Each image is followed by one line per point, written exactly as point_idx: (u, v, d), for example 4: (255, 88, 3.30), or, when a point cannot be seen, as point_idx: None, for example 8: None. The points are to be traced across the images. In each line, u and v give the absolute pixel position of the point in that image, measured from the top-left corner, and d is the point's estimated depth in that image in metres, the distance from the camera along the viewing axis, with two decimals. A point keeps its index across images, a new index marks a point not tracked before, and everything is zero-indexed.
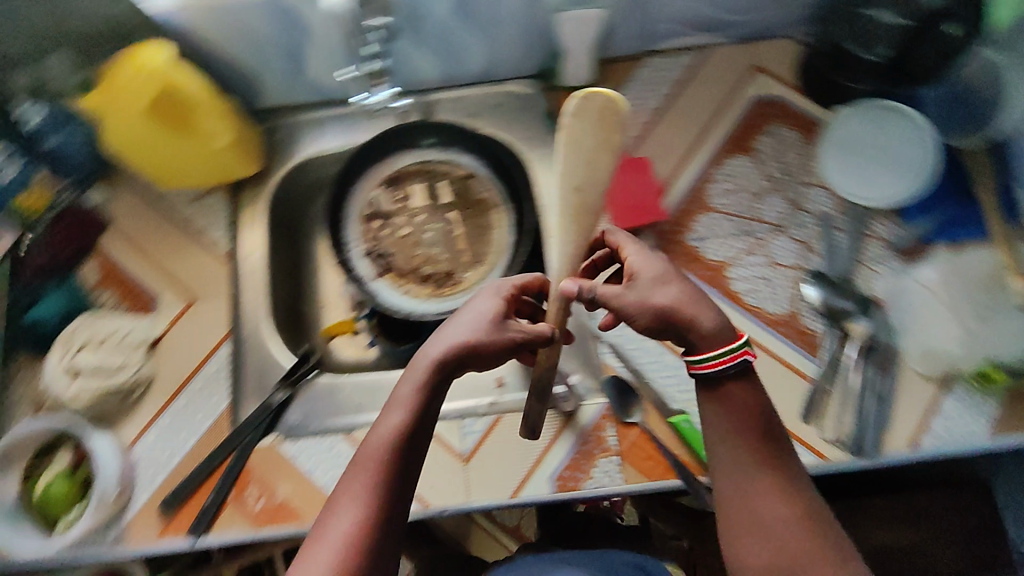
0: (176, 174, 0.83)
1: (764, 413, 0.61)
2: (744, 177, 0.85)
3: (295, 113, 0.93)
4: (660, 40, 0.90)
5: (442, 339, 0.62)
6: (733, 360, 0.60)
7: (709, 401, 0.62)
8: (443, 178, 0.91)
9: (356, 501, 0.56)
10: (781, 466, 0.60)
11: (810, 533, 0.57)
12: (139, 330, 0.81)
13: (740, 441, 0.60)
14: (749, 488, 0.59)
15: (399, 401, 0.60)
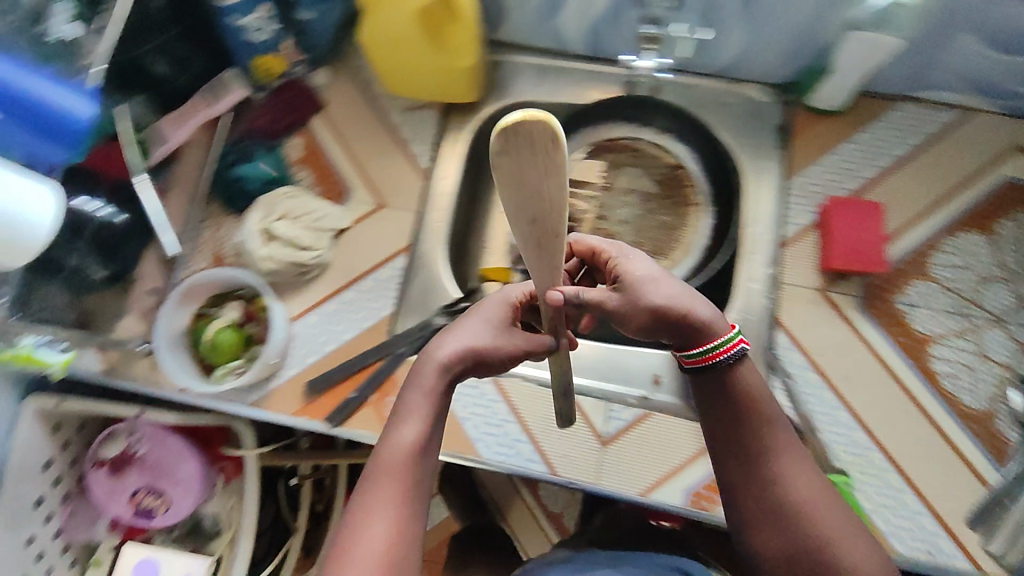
0: (412, 79, 0.82)
1: (760, 394, 0.62)
2: (974, 257, 0.78)
3: (526, 53, 0.90)
4: (924, 88, 0.83)
5: (451, 343, 0.59)
6: (726, 350, 0.61)
7: (703, 376, 0.63)
8: (651, 162, 0.87)
9: (383, 507, 0.54)
10: (795, 456, 0.61)
11: (831, 513, 0.58)
12: (330, 216, 0.82)
13: (733, 414, 0.62)
14: (767, 476, 0.61)
15: (421, 416, 0.57)
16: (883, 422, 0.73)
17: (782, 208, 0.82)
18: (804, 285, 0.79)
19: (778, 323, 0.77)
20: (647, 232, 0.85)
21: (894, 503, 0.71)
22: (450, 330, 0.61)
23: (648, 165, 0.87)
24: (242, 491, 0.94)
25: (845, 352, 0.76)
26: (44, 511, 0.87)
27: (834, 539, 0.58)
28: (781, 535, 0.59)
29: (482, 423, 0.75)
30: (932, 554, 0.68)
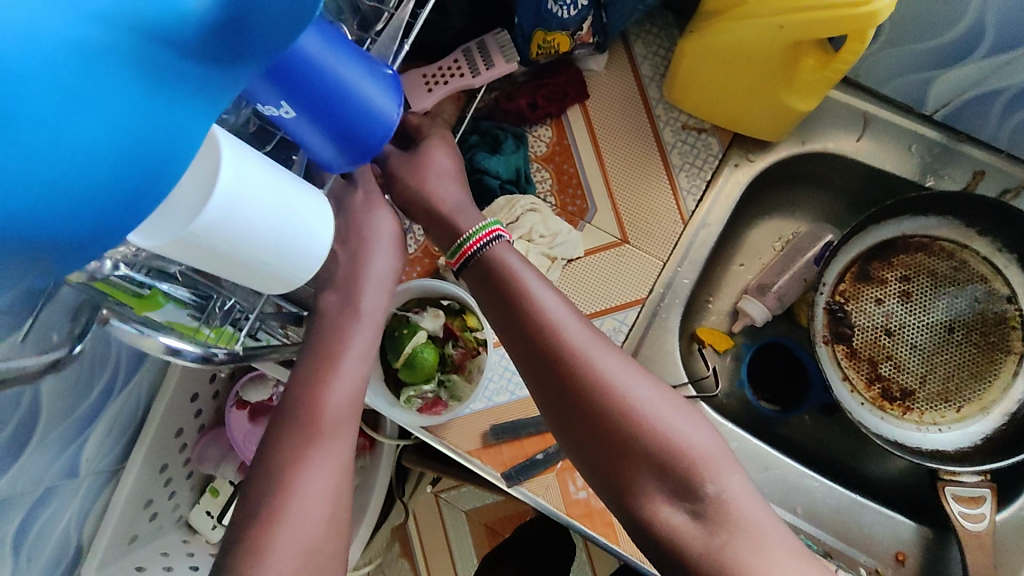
0: (720, 106, 0.66)
1: (519, 260, 0.55)
2: None
3: (854, 96, 0.70)
4: None
5: (374, 293, 0.58)
6: (479, 238, 0.56)
7: (491, 282, 0.54)
8: (974, 282, 0.67)
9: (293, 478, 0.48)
10: (523, 305, 0.52)
11: (666, 427, 0.47)
12: (568, 240, 0.68)
13: (527, 323, 0.51)
14: (541, 354, 0.50)
15: (348, 367, 0.54)
16: None
17: None
18: None
19: None
20: (941, 365, 0.67)
21: None
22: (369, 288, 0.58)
23: (967, 281, 0.67)
24: (369, 469, 0.89)
25: None
26: (182, 440, 0.86)
27: (675, 439, 0.47)
28: (590, 431, 0.48)
29: None
30: None
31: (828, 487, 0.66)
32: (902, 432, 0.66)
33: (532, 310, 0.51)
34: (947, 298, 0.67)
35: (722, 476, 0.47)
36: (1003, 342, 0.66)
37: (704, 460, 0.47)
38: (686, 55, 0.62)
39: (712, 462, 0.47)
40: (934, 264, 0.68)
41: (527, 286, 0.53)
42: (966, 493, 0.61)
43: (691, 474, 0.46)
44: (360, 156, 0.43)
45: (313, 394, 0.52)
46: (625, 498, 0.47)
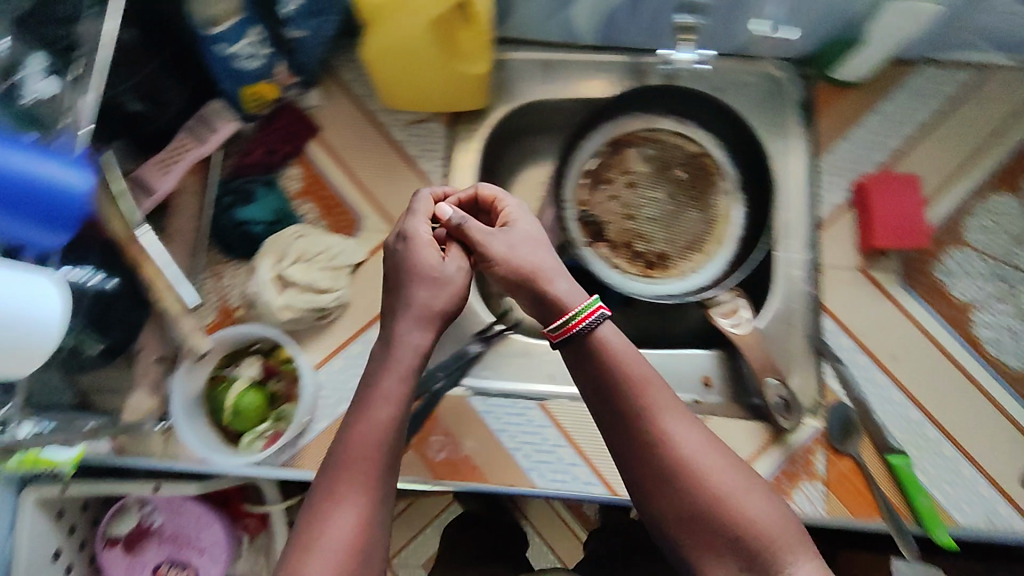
0: (417, 93, 0.77)
1: (621, 341, 0.52)
2: (1005, 217, 0.78)
3: (528, 52, 0.84)
4: (943, 49, 0.81)
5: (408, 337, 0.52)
6: (588, 315, 0.52)
7: (585, 361, 0.52)
8: (674, 152, 0.83)
9: (349, 511, 0.46)
10: (622, 394, 0.50)
11: (755, 516, 0.47)
12: (345, 250, 0.74)
13: (623, 402, 0.50)
14: (629, 425, 0.50)
15: (377, 410, 0.50)
16: (934, 398, 0.72)
17: (812, 188, 0.80)
18: (841, 266, 0.77)
19: (822, 308, 0.75)
20: (679, 226, 0.81)
21: (949, 475, 0.70)
22: (407, 285, 0.54)
23: (671, 156, 0.83)
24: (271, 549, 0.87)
25: (890, 332, 0.75)
26: None
27: (759, 524, 0.47)
28: (679, 512, 0.48)
29: (537, 453, 0.71)
30: (993, 521, 0.69)
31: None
32: (672, 287, 0.79)
33: (626, 399, 0.50)
34: (662, 175, 0.83)
35: (798, 560, 0.46)
36: (712, 191, 0.82)
37: (787, 548, 0.46)
38: (370, 57, 0.72)
39: (788, 546, 0.46)
40: (642, 154, 0.83)
41: (622, 374, 0.51)
42: (723, 309, 0.74)
43: (769, 560, 0.46)
44: (66, 225, 0.49)
45: (349, 446, 0.48)
46: (691, 566, 0.48)
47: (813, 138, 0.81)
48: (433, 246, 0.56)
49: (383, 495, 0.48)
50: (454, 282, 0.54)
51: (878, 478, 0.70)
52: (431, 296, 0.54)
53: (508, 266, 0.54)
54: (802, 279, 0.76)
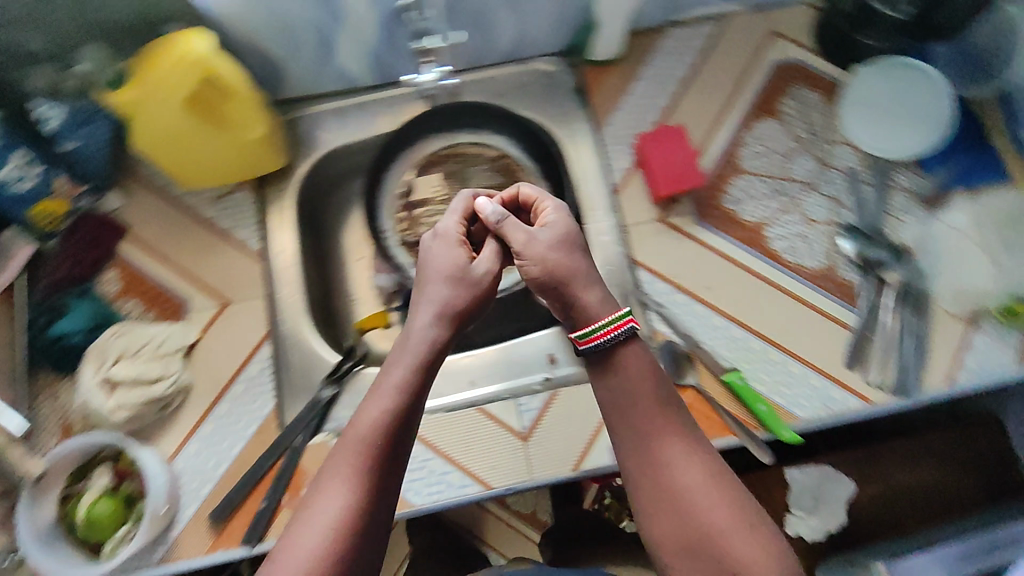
0: (201, 169, 0.78)
1: (647, 353, 0.61)
2: (773, 140, 0.87)
3: (315, 105, 0.87)
4: (682, 11, 0.90)
5: (422, 318, 0.59)
6: (620, 325, 0.59)
7: (605, 378, 0.60)
8: (477, 161, 0.90)
9: (350, 488, 0.53)
10: (661, 409, 0.59)
11: (745, 544, 0.54)
12: (174, 337, 0.76)
13: (643, 418, 0.59)
14: (638, 442, 0.58)
15: (382, 390, 0.57)
16: (752, 314, 0.79)
17: (603, 159, 0.86)
18: (645, 221, 0.83)
19: (636, 263, 0.82)
20: None
21: (784, 378, 0.77)
22: (430, 281, 0.61)
23: (476, 165, 0.89)
24: None
25: (701, 266, 0.81)
26: None
27: (746, 553, 0.54)
28: (675, 529, 0.56)
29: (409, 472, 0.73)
30: (829, 405, 0.76)
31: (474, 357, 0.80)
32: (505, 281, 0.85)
33: (660, 412, 0.59)
34: (472, 184, 0.89)
35: None
36: (520, 185, 0.89)
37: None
38: (146, 148, 0.74)
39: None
40: (449, 170, 0.89)
41: (659, 393, 0.60)
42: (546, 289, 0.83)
43: None
44: None
45: (358, 425, 0.55)
46: None
47: (593, 114, 0.88)
48: (460, 247, 0.62)
49: (383, 483, 0.55)
50: (480, 281, 0.60)
51: (722, 402, 0.76)
52: (445, 292, 0.59)
53: (540, 270, 0.60)
54: (611, 243, 0.83)
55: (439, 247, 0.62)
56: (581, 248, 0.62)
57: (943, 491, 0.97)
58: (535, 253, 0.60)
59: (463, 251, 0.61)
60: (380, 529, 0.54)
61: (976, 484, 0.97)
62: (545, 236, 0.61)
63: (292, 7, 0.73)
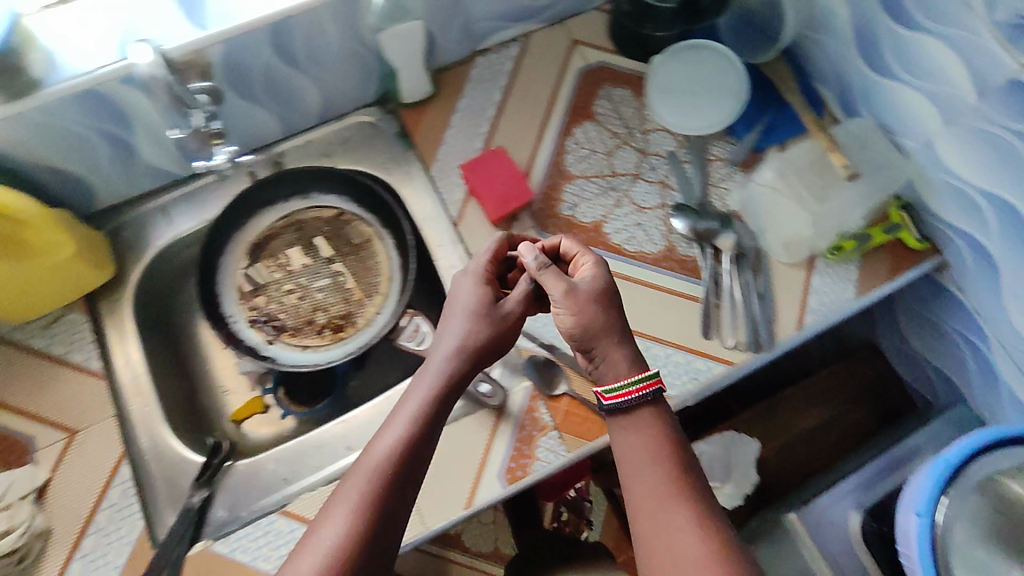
0: (17, 305, 0.75)
1: (668, 418, 0.65)
2: (593, 141, 0.90)
3: (136, 208, 0.85)
4: (484, 39, 0.92)
5: (440, 355, 0.68)
6: (648, 385, 0.64)
7: (634, 437, 0.64)
8: (315, 224, 0.88)
9: (353, 512, 0.58)
10: (670, 472, 0.61)
11: None
12: (20, 482, 0.71)
13: (655, 480, 0.61)
14: (652, 506, 0.60)
15: (398, 423, 0.64)
16: None
17: (437, 196, 0.87)
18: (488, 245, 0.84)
19: None
20: (347, 281, 0.85)
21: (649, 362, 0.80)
22: (451, 321, 0.70)
23: (313, 227, 0.88)
24: None
25: None
26: None
27: None
28: None
29: None
30: (696, 376, 0.80)
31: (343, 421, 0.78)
32: (363, 336, 0.82)
33: (667, 476, 0.61)
34: (313, 246, 0.87)
35: None
36: (362, 236, 0.87)
37: None
38: None
39: None
40: (286, 238, 0.87)
41: (669, 455, 0.62)
42: (406, 335, 0.80)
43: None
44: None
45: (372, 452, 0.62)
46: None
47: (419, 154, 0.89)
48: (484, 287, 0.72)
49: (392, 509, 0.60)
50: (505, 319, 0.70)
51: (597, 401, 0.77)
52: (463, 334, 0.68)
53: (574, 322, 0.66)
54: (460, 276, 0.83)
55: (464, 291, 0.71)
56: (616, 305, 0.68)
57: (839, 426, 1.02)
58: (573, 305, 0.66)
59: (484, 294, 0.70)
60: (381, 552, 0.59)
61: (866, 412, 1.02)
62: (583, 286, 0.68)
63: (71, 121, 0.71)
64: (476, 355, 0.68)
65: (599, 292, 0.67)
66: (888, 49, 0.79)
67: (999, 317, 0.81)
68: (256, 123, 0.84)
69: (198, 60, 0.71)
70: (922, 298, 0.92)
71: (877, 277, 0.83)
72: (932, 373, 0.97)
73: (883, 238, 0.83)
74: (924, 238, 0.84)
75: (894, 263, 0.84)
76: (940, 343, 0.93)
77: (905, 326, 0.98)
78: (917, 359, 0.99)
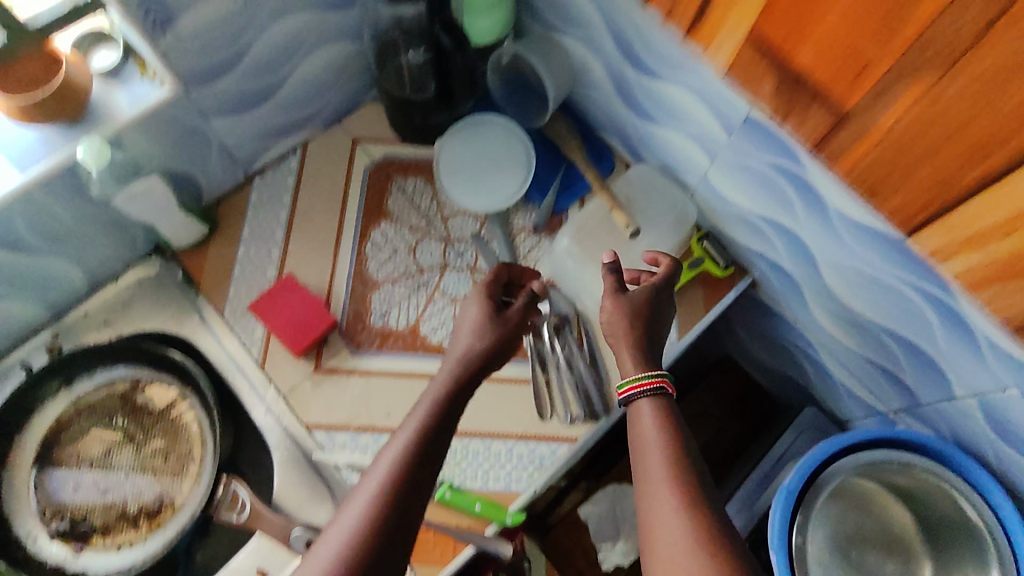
0: None
1: (674, 415, 0.61)
2: (394, 240, 0.87)
3: None
4: (256, 160, 0.87)
5: (453, 359, 0.67)
6: (653, 382, 0.62)
7: (646, 423, 0.60)
8: (108, 404, 0.80)
9: (352, 530, 0.52)
10: (673, 467, 0.56)
11: None
12: None
13: (663, 472, 0.56)
14: (655, 499, 0.55)
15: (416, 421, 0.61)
16: None
17: (237, 339, 0.81)
18: (301, 380, 0.79)
19: (310, 427, 0.78)
20: (155, 457, 0.79)
21: (492, 462, 0.77)
22: (461, 326, 0.70)
23: (103, 410, 0.80)
24: None
25: (375, 396, 0.79)
26: None
27: None
28: None
29: None
30: (542, 464, 0.77)
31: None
32: (183, 515, 0.76)
33: (670, 462, 0.56)
34: (108, 431, 0.79)
35: None
36: (160, 404, 0.81)
37: None
38: None
39: None
40: (75, 430, 0.79)
41: (671, 442, 0.58)
42: (225, 506, 0.76)
43: None
44: None
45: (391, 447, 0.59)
46: None
47: (210, 299, 0.83)
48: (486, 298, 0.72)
49: (410, 508, 0.55)
50: (508, 322, 0.69)
51: (446, 521, 0.74)
52: (471, 340, 0.68)
53: (614, 313, 0.67)
54: (277, 422, 0.79)
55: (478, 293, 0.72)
56: (654, 320, 0.69)
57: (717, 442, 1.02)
58: (617, 302, 0.68)
59: (486, 301, 0.71)
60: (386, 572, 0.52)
61: (740, 424, 1.03)
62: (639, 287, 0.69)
63: None
64: (483, 358, 0.67)
65: (648, 295, 0.69)
66: (643, 98, 0.79)
67: (812, 325, 0.84)
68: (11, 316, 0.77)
69: None
70: (752, 313, 0.95)
71: (693, 314, 0.85)
72: (783, 376, 0.99)
73: (689, 275, 0.85)
74: (729, 264, 0.86)
75: (706, 295, 0.86)
76: (776, 350, 0.96)
77: (745, 337, 1.01)
78: (765, 365, 1.02)
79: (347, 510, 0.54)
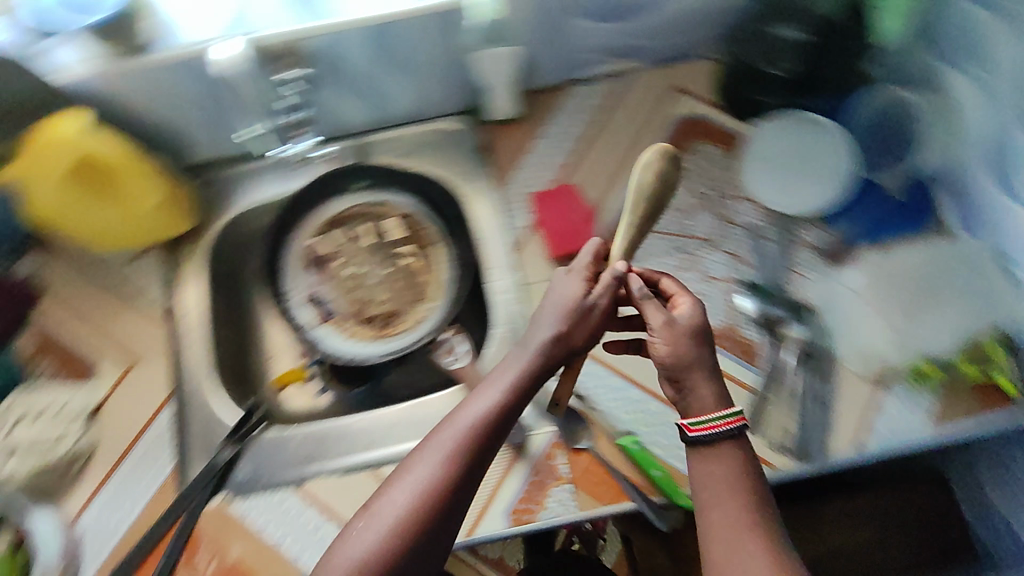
0: (112, 237, 0.84)
1: (748, 454, 0.61)
2: (674, 197, 0.86)
3: (225, 169, 0.93)
4: (582, 68, 0.91)
5: (536, 333, 0.66)
6: (735, 420, 0.60)
7: (707, 461, 0.60)
8: (380, 219, 0.92)
9: (420, 488, 0.58)
10: (746, 498, 0.58)
11: None
12: (78, 399, 0.81)
13: (732, 501, 0.58)
14: (727, 531, 0.57)
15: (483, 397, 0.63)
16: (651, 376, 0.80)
17: (504, 217, 0.88)
18: (543, 276, 0.84)
19: None
20: (400, 282, 0.90)
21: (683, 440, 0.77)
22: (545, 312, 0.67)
23: (378, 223, 0.92)
24: None
25: None
26: None
27: None
28: None
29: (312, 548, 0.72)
30: None
31: (375, 415, 0.83)
32: (405, 338, 0.87)
33: (747, 497, 0.58)
34: (376, 243, 0.91)
35: None
36: (423, 242, 0.91)
37: None
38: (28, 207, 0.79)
39: None
40: (350, 229, 0.91)
41: (750, 480, 0.59)
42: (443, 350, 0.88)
43: None
44: None
45: (454, 421, 0.61)
46: None
47: (493, 170, 0.90)
48: (589, 279, 0.68)
49: (466, 486, 0.59)
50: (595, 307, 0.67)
51: (623, 469, 0.75)
52: (551, 320, 0.66)
53: (670, 349, 0.62)
54: (504, 304, 0.84)
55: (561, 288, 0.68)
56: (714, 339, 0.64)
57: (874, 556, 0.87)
58: (671, 334, 0.62)
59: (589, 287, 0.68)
60: (442, 535, 0.58)
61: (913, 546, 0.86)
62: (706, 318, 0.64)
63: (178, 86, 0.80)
64: (560, 350, 0.66)
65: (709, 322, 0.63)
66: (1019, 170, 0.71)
67: None
68: (342, 114, 0.90)
69: (293, 50, 0.79)
70: (1005, 449, 0.79)
71: (959, 410, 0.72)
72: (1001, 522, 0.82)
73: (977, 374, 0.72)
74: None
75: (982, 402, 0.72)
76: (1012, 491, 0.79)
77: (982, 470, 0.84)
78: (990, 512, 0.83)
79: (404, 477, 0.59)
